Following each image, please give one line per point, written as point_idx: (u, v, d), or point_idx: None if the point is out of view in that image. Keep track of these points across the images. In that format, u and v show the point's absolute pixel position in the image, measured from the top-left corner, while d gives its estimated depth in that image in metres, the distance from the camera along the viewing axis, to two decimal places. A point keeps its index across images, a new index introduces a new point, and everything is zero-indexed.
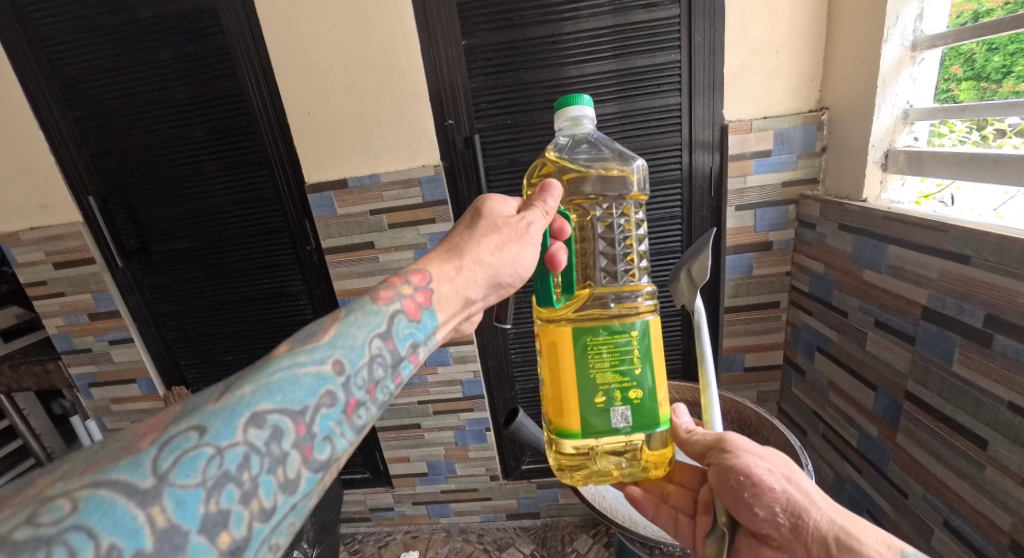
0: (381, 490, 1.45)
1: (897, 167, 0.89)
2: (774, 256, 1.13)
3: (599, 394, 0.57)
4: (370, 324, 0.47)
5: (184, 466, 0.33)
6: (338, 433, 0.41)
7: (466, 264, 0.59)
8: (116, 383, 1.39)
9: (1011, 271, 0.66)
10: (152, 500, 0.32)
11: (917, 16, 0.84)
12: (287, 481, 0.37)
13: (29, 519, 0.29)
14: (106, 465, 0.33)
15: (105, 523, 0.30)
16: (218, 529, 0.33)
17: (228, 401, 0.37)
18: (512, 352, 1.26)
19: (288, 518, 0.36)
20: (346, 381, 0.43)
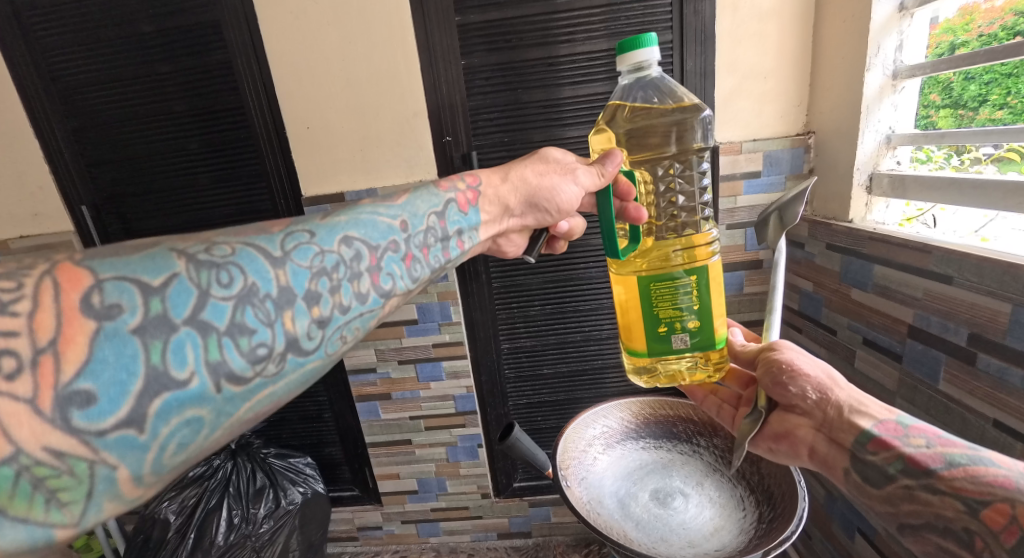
0: (370, 508, 1.42)
1: (881, 190, 0.93)
2: (764, 275, 1.15)
3: (660, 324, 0.62)
4: (394, 218, 0.58)
5: (263, 272, 0.44)
6: (377, 285, 0.52)
7: (509, 193, 0.75)
8: None
9: (992, 290, 0.68)
10: (233, 291, 0.41)
11: (897, 47, 0.88)
12: (334, 310, 0.47)
13: (134, 279, 0.38)
14: (197, 250, 0.42)
15: (175, 296, 0.39)
16: (278, 327, 0.43)
17: (303, 234, 0.48)
18: (506, 367, 1.26)
19: (329, 341, 0.47)
20: (394, 245, 0.56)
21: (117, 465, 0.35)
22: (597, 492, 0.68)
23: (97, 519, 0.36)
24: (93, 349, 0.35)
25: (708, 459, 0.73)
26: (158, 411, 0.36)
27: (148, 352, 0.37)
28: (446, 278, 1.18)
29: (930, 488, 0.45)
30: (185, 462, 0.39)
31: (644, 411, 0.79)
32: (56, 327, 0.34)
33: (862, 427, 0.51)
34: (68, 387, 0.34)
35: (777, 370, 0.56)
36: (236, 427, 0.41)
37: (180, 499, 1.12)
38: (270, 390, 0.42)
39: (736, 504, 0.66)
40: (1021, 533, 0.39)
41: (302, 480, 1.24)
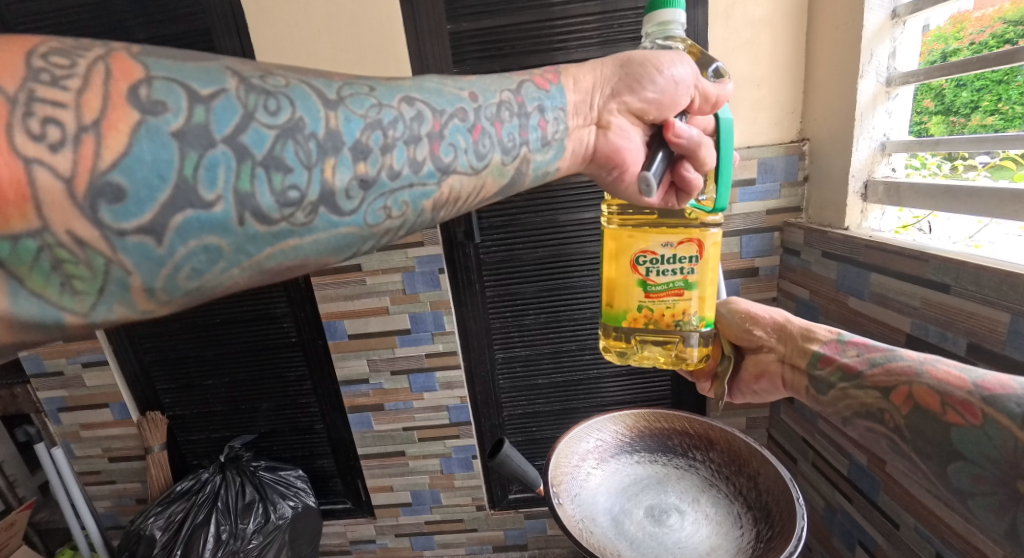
0: (362, 521, 1.39)
1: (877, 198, 0.92)
2: (760, 282, 1.14)
3: (674, 307, 0.60)
4: (468, 88, 0.50)
5: (311, 112, 0.39)
6: (435, 157, 0.45)
7: (599, 68, 0.59)
8: (87, 408, 1.33)
9: (990, 300, 0.67)
10: (275, 124, 0.37)
11: (890, 55, 0.87)
12: (381, 173, 0.42)
13: (183, 85, 0.34)
14: (253, 73, 0.38)
15: (200, 123, 0.34)
16: (315, 174, 0.39)
17: (364, 85, 0.43)
18: (500, 377, 1.25)
19: (369, 208, 0.42)
20: (462, 114, 0.47)
21: (133, 272, 0.33)
22: (590, 509, 0.66)
23: (110, 319, 0.34)
24: (132, 143, 0.32)
25: (704, 474, 0.72)
26: (180, 227, 0.34)
27: (183, 162, 0.34)
28: (439, 288, 1.17)
29: (859, 384, 0.53)
30: (199, 289, 0.37)
31: (639, 424, 0.78)
32: (102, 109, 0.32)
33: (812, 351, 0.60)
34: (101, 176, 0.32)
35: (740, 321, 0.66)
36: (256, 272, 0.38)
37: (167, 514, 1.12)
38: (297, 241, 0.39)
39: (732, 521, 0.64)
40: (914, 401, 0.47)
41: (293, 494, 1.22)
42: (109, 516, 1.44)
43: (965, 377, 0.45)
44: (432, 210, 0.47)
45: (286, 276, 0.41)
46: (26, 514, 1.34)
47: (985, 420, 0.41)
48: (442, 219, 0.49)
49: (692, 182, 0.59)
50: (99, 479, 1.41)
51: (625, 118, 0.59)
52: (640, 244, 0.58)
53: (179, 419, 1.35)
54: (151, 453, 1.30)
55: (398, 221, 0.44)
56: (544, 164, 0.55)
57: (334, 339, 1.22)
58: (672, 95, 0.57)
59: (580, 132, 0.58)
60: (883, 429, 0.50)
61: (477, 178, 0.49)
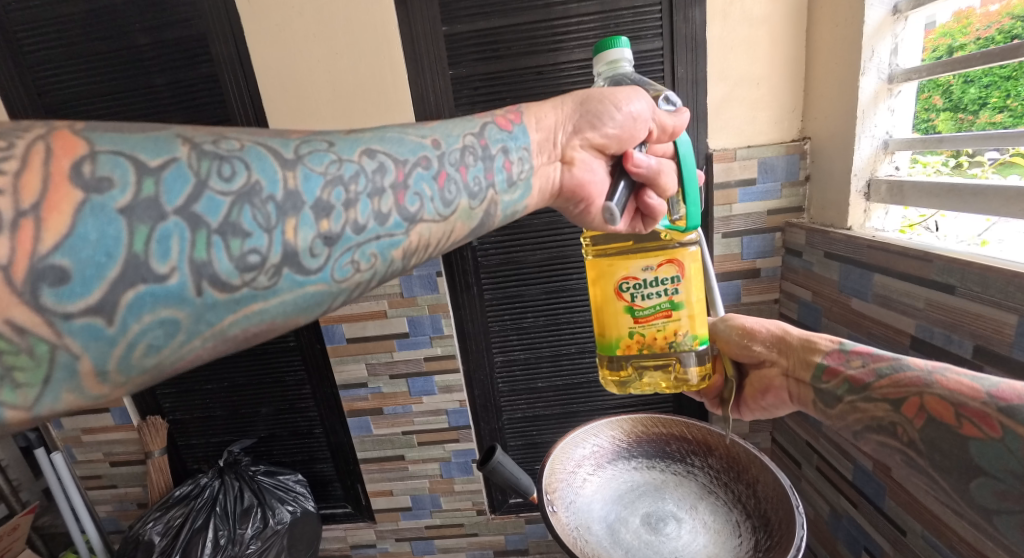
0: (362, 526, 1.39)
1: (879, 197, 0.90)
2: (762, 284, 1.13)
3: (665, 327, 0.60)
4: (437, 138, 0.50)
5: (267, 173, 0.39)
6: (400, 207, 0.45)
7: (562, 105, 0.61)
8: (88, 413, 1.33)
9: (997, 301, 0.65)
10: (230, 190, 0.37)
11: (892, 51, 0.86)
12: (346, 228, 0.42)
13: (131, 157, 0.34)
14: (205, 139, 0.38)
15: (149, 201, 0.34)
16: (276, 235, 0.38)
17: (321, 141, 0.43)
18: (500, 381, 1.24)
19: (336, 263, 0.41)
20: (425, 161, 0.48)
21: (81, 356, 0.32)
22: (585, 517, 0.65)
23: (58, 409, 0.33)
24: (76, 222, 0.32)
25: (702, 480, 0.70)
26: (132, 303, 0.33)
27: (132, 237, 0.33)
28: (437, 291, 1.16)
29: (867, 397, 0.51)
30: (156, 368, 0.35)
31: (636, 429, 0.77)
32: (42, 192, 0.31)
33: (816, 363, 0.58)
34: (44, 261, 0.31)
35: (737, 337, 0.65)
36: (220, 340, 0.37)
37: (166, 519, 1.12)
38: (261, 304, 0.38)
39: (731, 529, 0.63)
40: (927, 414, 0.45)
41: (292, 498, 1.21)
42: (111, 520, 1.45)
43: (978, 386, 0.43)
44: (402, 258, 0.46)
45: (252, 340, 0.40)
46: (29, 518, 1.35)
47: (1004, 432, 0.40)
48: (413, 266, 0.48)
49: (657, 207, 0.61)
50: (101, 484, 1.41)
51: (589, 153, 0.62)
52: (620, 271, 0.59)
53: (179, 423, 1.35)
54: (152, 458, 1.30)
55: (368, 273, 0.44)
56: (511, 204, 0.57)
57: (332, 343, 1.22)
58: (631, 129, 0.60)
59: (546, 169, 0.60)
60: (895, 443, 0.48)
61: (444, 223, 0.50)
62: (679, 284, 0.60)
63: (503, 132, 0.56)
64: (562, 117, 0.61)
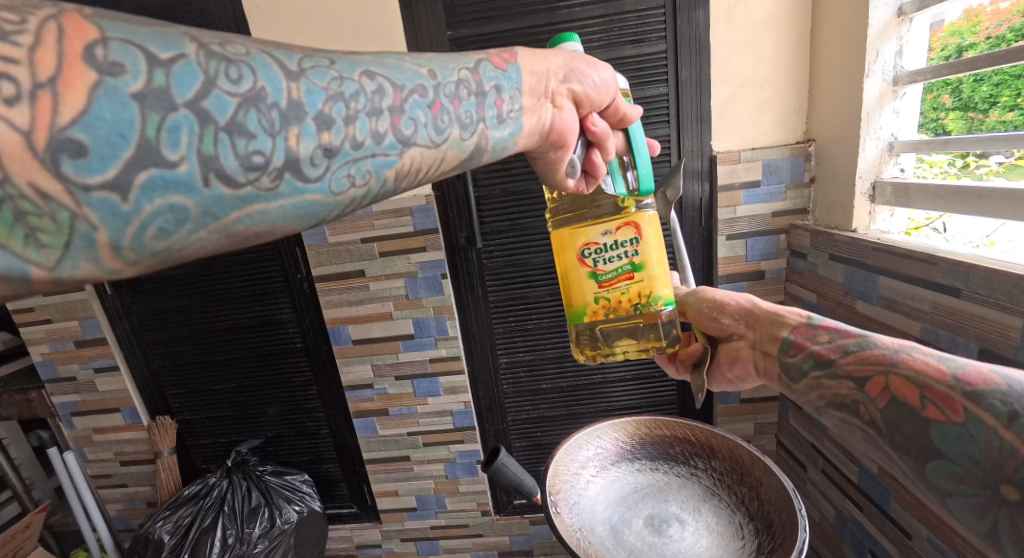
0: (368, 526, 1.40)
1: (885, 199, 0.90)
2: (766, 285, 1.13)
3: (627, 289, 0.60)
4: (437, 67, 0.46)
5: (270, 79, 0.36)
6: (396, 129, 0.42)
7: (555, 55, 0.57)
8: (99, 413, 1.35)
9: (1002, 304, 0.65)
10: (237, 91, 0.34)
11: (897, 53, 0.86)
12: (345, 143, 0.39)
13: (141, 47, 0.32)
14: (212, 40, 0.34)
15: (153, 92, 0.31)
16: (279, 141, 0.36)
17: (322, 57, 0.39)
18: (504, 383, 1.24)
19: (333, 175, 0.39)
20: (423, 88, 0.44)
21: (100, 227, 0.31)
22: (589, 518, 0.66)
23: (77, 277, 0.31)
24: (92, 102, 0.30)
25: (706, 483, 0.70)
26: (145, 185, 0.32)
27: (144, 123, 0.31)
28: (442, 293, 1.17)
29: (832, 374, 0.49)
30: (165, 253, 0.34)
31: (639, 431, 0.77)
32: (57, 67, 0.29)
33: (783, 337, 0.56)
34: (63, 133, 0.29)
35: (708, 310, 0.63)
36: (224, 235, 0.36)
37: (174, 518, 1.14)
38: (264, 206, 0.36)
39: (733, 531, 0.63)
40: (890, 394, 0.43)
41: (298, 498, 1.23)
42: (121, 519, 1.46)
43: (944, 368, 0.41)
44: (395, 181, 0.44)
45: (253, 242, 0.38)
46: (42, 516, 1.37)
47: (967, 416, 0.37)
48: (404, 192, 0.46)
49: (599, 165, 0.62)
50: (112, 482, 1.43)
51: (571, 102, 0.58)
52: (581, 238, 0.59)
53: (188, 423, 1.37)
54: (161, 457, 1.32)
55: (363, 190, 0.41)
56: (501, 141, 0.52)
57: (338, 344, 1.23)
58: (604, 96, 0.60)
59: (540, 112, 0.55)
60: (855, 421, 0.46)
61: (437, 151, 0.46)
62: (635, 243, 0.59)
63: (498, 70, 0.51)
64: (553, 66, 0.56)
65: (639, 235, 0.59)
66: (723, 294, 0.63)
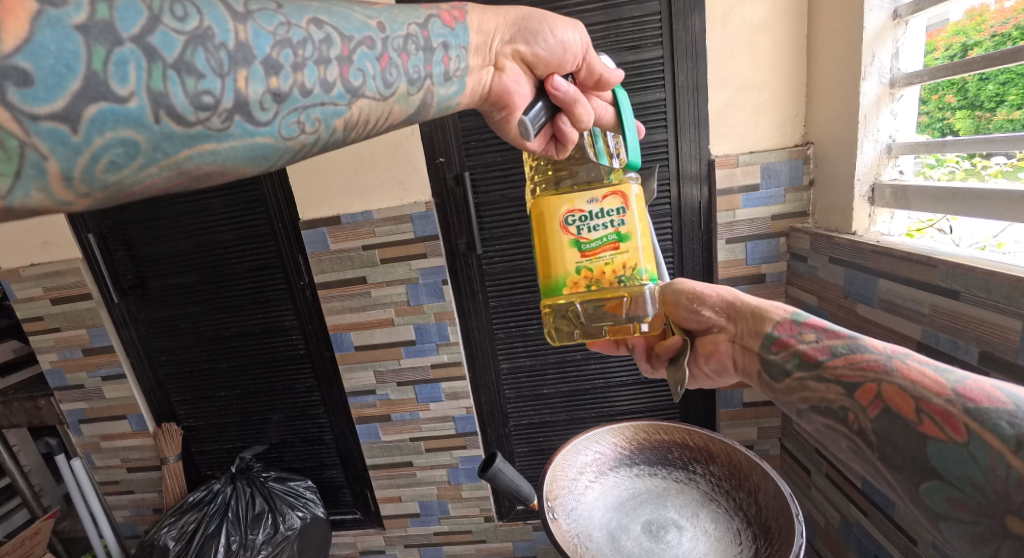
0: (372, 532, 1.40)
1: (884, 202, 0.89)
2: (767, 289, 1.12)
3: (611, 259, 0.60)
4: (388, 22, 0.49)
5: (216, 19, 0.38)
6: (344, 79, 0.45)
7: (504, 14, 0.61)
8: (106, 420, 1.37)
9: (1001, 306, 0.64)
10: (183, 29, 0.36)
11: (894, 56, 0.85)
12: (294, 88, 0.42)
13: None
14: None
15: (99, 27, 0.33)
16: (228, 82, 0.38)
17: (268, 1, 0.41)
18: (505, 388, 1.24)
19: (283, 120, 0.42)
20: (371, 41, 0.47)
21: (49, 157, 0.33)
22: (585, 524, 0.66)
23: (28, 206, 0.34)
24: (35, 31, 0.31)
25: (704, 488, 0.70)
26: (94, 119, 0.34)
27: (90, 56, 0.33)
28: (443, 299, 1.18)
29: (819, 376, 0.49)
30: (115, 187, 0.36)
31: (638, 436, 0.77)
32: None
33: (767, 332, 0.56)
34: (6, 60, 0.30)
35: (686, 300, 0.63)
36: (175, 171, 0.38)
37: (179, 525, 1.15)
38: (214, 145, 0.39)
39: (731, 537, 0.62)
40: (883, 403, 0.42)
41: (302, 505, 1.23)
42: (128, 525, 1.48)
43: (943, 381, 0.40)
44: (343, 130, 0.48)
45: (203, 180, 0.41)
46: (50, 523, 1.39)
47: (970, 436, 0.36)
48: (352, 140, 0.50)
49: (570, 134, 0.65)
50: (119, 489, 1.45)
51: (518, 64, 0.63)
52: (566, 205, 0.59)
53: (193, 430, 1.38)
54: (167, 464, 1.33)
55: (312, 137, 0.45)
56: (446, 99, 0.57)
57: (341, 351, 1.24)
58: (560, 57, 0.63)
59: (479, 73, 0.60)
60: (843, 429, 0.45)
61: (384, 104, 0.50)
62: (622, 215, 0.60)
63: (446, 28, 0.55)
64: (502, 26, 0.61)
65: (627, 207, 0.60)
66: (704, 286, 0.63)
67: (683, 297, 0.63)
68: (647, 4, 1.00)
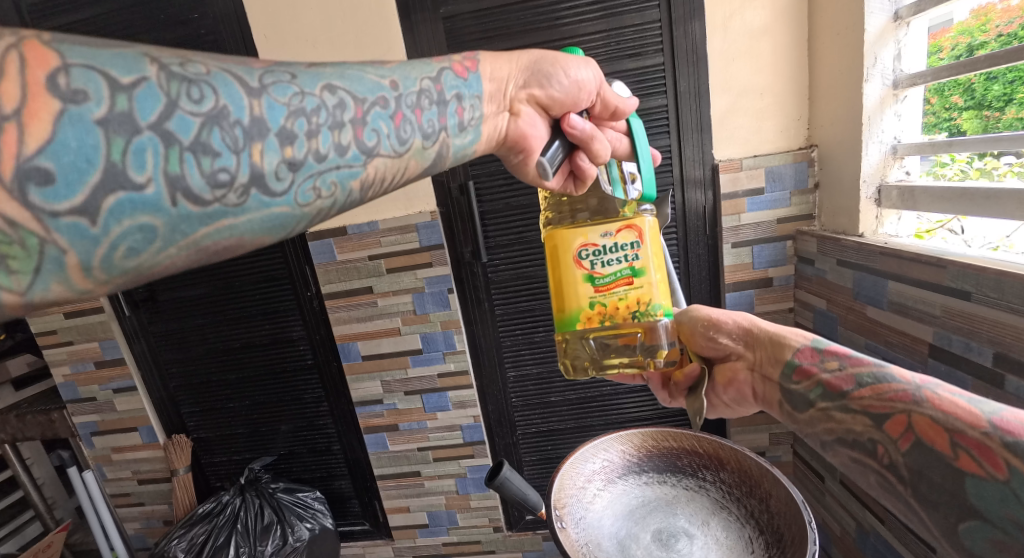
0: (381, 543, 1.39)
1: (891, 203, 0.89)
2: (775, 293, 1.11)
3: (624, 295, 0.59)
4: (402, 79, 0.51)
5: (231, 97, 0.39)
6: (359, 140, 0.46)
7: (518, 59, 0.62)
8: (118, 432, 1.38)
9: (1014, 307, 0.63)
10: (198, 110, 0.37)
11: (895, 57, 0.85)
12: (309, 156, 0.43)
13: (102, 72, 0.33)
14: (171, 60, 0.37)
15: (119, 117, 0.34)
16: (244, 158, 0.39)
17: (284, 73, 0.42)
18: (513, 396, 1.24)
19: (299, 188, 0.42)
20: (383, 101, 0.48)
21: (68, 251, 0.32)
22: (595, 532, 0.65)
23: (47, 299, 0.33)
24: (54, 130, 0.31)
25: (714, 495, 0.69)
26: (112, 209, 0.34)
27: (108, 148, 0.33)
28: (449, 308, 1.18)
29: (845, 407, 0.48)
30: (135, 273, 0.36)
31: (645, 444, 0.77)
32: (21, 98, 0.30)
33: (786, 359, 0.56)
34: (27, 162, 0.31)
35: (702, 327, 0.63)
36: (193, 251, 0.38)
37: (189, 536, 1.15)
38: (232, 221, 0.39)
39: (743, 545, 0.61)
40: (914, 436, 0.41)
41: (310, 515, 1.23)
42: (139, 537, 1.48)
43: (978, 412, 0.39)
44: (360, 190, 0.48)
45: (222, 255, 0.41)
46: (62, 536, 1.39)
47: (1010, 473, 0.35)
48: (370, 198, 0.50)
49: (588, 170, 0.64)
50: (130, 501, 1.45)
51: (533, 107, 0.63)
52: (580, 238, 0.59)
53: (202, 441, 1.39)
54: (177, 475, 1.34)
55: (329, 200, 0.45)
56: (462, 147, 0.58)
57: (348, 360, 1.24)
58: (575, 96, 0.62)
59: (495, 119, 0.61)
60: (872, 463, 0.45)
61: (399, 160, 0.50)
62: (636, 247, 0.59)
63: (459, 79, 0.57)
64: (514, 69, 0.62)
65: (640, 239, 0.59)
66: (723, 316, 0.62)
67: (700, 324, 0.64)
68: (648, 11, 1.01)
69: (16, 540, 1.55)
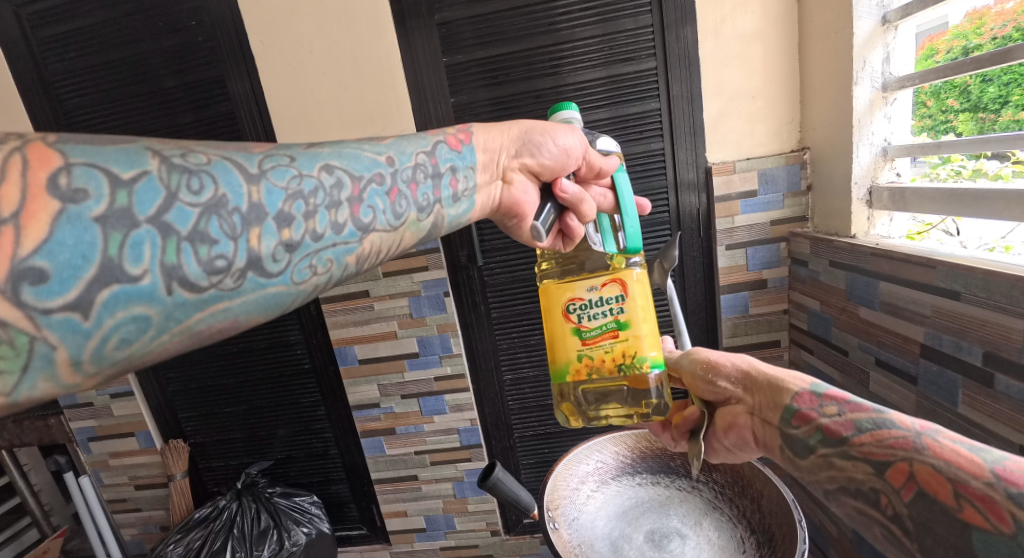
0: (379, 547, 1.39)
1: (882, 204, 0.89)
2: (770, 294, 1.11)
3: (611, 348, 0.60)
4: (399, 155, 0.55)
5: (229, 185, 0.42)
6: (355, 218, 0.49)
7: (508, 130, 0.66)
8: (114, 437, 1.38)
9: (1002, 306, 0.64)
10: (197, 201, 0.39)
11: (884, 60, 0.86)
12: (305, 235, 0.45)
13: (101, 168, 0.36)
14: (172, 152, 0.40)
15: (121, 212, 0.36)
16: (241, 243, 0.41)
17: (283, 156, 0.46)
18: (509, 399, 1.24)
19: (296, 268, 0.45)
20: (380, 177, 0.52)
21: (57, 347, 0.34)
22: (588, 534, 0.65)
23: (35, 397, 0.35)
24: (51, 229, 0.34)
25: (707, 496, 0.70)
26: (105, 302, 0.35)
27: (104, 243, 0.35)
28: (445, 311, 1.19)
29: (845, 454, 0.47)
30: (129, 360, 0.38)
31: (639, 445, 0.76)
32: (21, 201, 0.33)
33: (785, 404, 0.54)
34: (23, 263, 0.32)
35: (701, 372, 0.62)
36: (187, 336, 0.40)
37: (186, 542, 1.15)
38: (227, 304, 0.41)
39: (734, 546, 0.62)
40: (916, 486, 0.41)
41: (307, 520, 1.22)
42: (136, 543, 1.48)
43: (979, 461, 0.39)
44: (356, 263, 0.51)
45: (217, 336, 0.43)
46: (59, 542, 1.39)
47: (1015, 525, 0.34)
48: (366, 270, 0.53)
49: (577, 229, 0.66)
50: (127, 507, 1.45)
51: (525, 175, 0.66)
52: (568, 293, 0.60)
53: (200, 446, 1.39)
54: (173, 480, 1.34)
55: (325, 276, 0.47)
56: (458, 217, 0.62)
57: (345, 364, 1.25)
58: (563, 162, 0.63)
59: (489, 189, 0.64)
60: (877, 514, 0.44)
61: (395, 234, 0.53)
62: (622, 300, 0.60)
63: (454, 152, 0.61)
64: (506, 140, 0.66)
65: (626, 290, 0.60)
66: (723, 360, 0.61)
67: (694, 363, 0.63)
68: (640, 17, 1.02)
69: (13, 547, 1.55)
